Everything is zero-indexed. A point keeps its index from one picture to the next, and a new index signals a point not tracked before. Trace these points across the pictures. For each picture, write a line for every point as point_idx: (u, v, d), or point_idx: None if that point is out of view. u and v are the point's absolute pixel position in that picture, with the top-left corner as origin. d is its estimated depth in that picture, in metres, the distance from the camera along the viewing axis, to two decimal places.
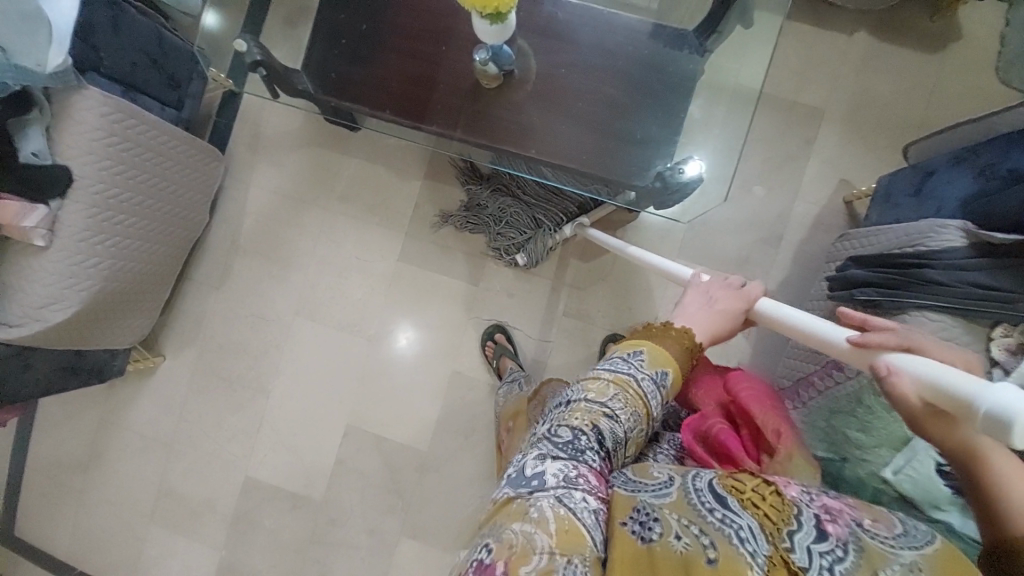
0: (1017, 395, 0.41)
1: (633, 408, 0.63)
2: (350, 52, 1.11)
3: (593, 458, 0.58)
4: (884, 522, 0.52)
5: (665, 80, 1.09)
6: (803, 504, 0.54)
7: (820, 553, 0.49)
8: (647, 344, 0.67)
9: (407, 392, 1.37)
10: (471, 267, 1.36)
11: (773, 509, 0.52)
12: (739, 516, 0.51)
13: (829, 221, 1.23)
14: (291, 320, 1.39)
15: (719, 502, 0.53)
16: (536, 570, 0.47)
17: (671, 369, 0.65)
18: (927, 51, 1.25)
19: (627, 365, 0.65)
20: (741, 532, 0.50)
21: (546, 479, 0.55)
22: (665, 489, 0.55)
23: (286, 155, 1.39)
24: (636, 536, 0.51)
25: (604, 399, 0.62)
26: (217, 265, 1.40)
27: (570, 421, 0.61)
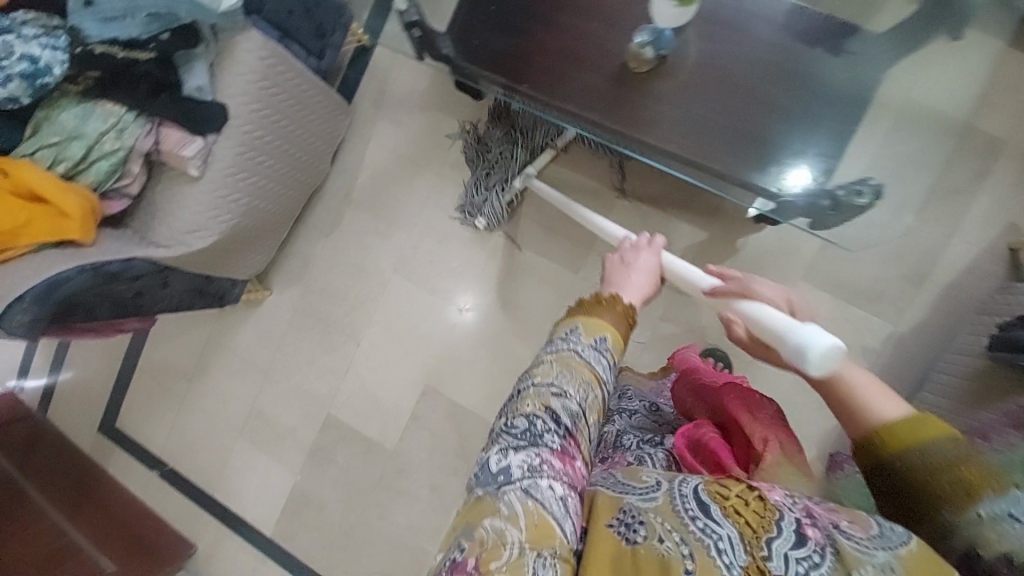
0: (818, 333, 0.64)
1: (580, 381, 0.64)
2: (496, 20, 1.09)
3: (552, 440, 0.59)
4: (860, 522, 0.53)
5: (828, 88, 0.99)
6: (786, 510, 0.54)
7: (797, 559, 0.50)
8: (577, 318, 0.70)
9: (488, 365, 1.39)
10: (572, 255, 1.34)
11: (755, 516, 0.53)
12: (719, 525, 0.52)
13: (985, 269, 1.10)
14: (389, 277, 1.44)
15: (703, 511, 0.53)
16: (506, 564, 0.50)
17: (608, 330, 0.69)
18: None
19: (566, 342, 0.67)
20: (719, 543, 0.51)
21: (511, 472, 0.57)
22: (653, 493, 0.56)
23: (407, 115, 1.40)
24: (620, 537, 0.53)
25: (551, 381, 0.63)
26: (329, 213, 1.46)
27: (523, 410, 0.61)
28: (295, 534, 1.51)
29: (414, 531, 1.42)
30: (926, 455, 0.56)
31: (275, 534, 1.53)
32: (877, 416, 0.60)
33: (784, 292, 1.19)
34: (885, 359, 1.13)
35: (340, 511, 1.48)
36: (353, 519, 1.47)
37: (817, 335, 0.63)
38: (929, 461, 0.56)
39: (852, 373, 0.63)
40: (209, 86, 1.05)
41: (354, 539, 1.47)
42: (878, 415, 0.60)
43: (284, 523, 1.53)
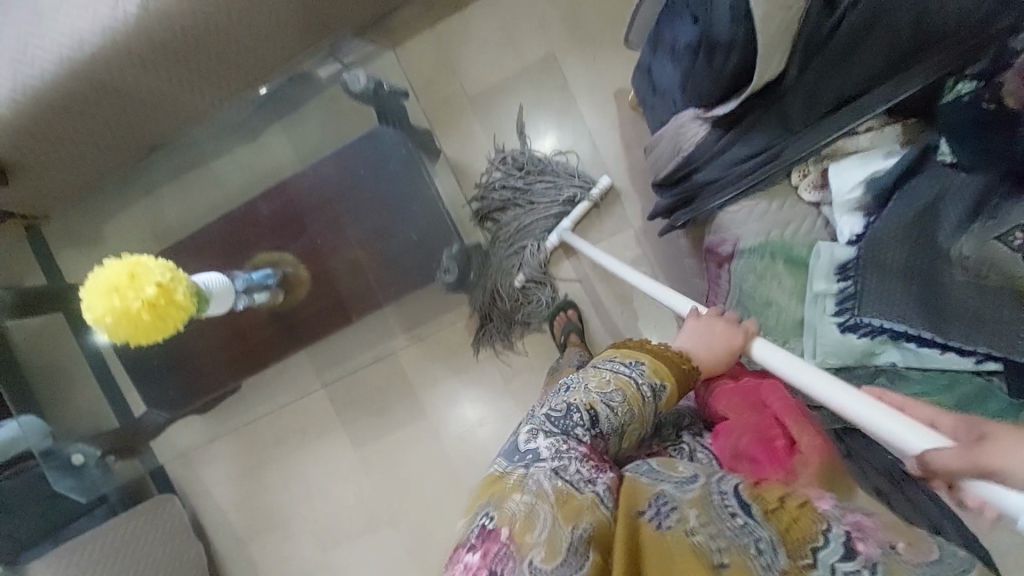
0: None
1: (627, 399, 0.60)
2: (163, 364, 1.14)
3: (583, 434, 0.57)
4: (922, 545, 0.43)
5: (401, 180, 1.07)
6: (838, 516, 0.46)
7: (851, 574, 0.42)
8: (648, 356, 0.65)
9: (452, 538, 1.38)
10: (411, 406, 1.36)
11: (802, 518, 0.46)
12: (759, 523, 0.47)
13: (632, 140, 1.21)
14: (324, 560, 1.44)
15: (743, 505, 0.48)
16: (542, 538, 0.46)
17: (669, 380, 0.64)
18: None
19: (627, 366, 0.63)
20: (760, 544, 0.45)
21: (541, 452, 0.55)
22: (690, 483, 0.51)
23: (212, 446, 1.43)
24: (649, 522, 0.46)
25: (602, 387, 0.61)
26: (240, 564, 1.46)
27: (570, 399, 0.60)
28: None
29: None
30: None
31: None
32: None
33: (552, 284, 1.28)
34: (652, 253, 1.22)
35: None
36: None
37: None
38: None
39: None
40: None
41: None
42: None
43: None
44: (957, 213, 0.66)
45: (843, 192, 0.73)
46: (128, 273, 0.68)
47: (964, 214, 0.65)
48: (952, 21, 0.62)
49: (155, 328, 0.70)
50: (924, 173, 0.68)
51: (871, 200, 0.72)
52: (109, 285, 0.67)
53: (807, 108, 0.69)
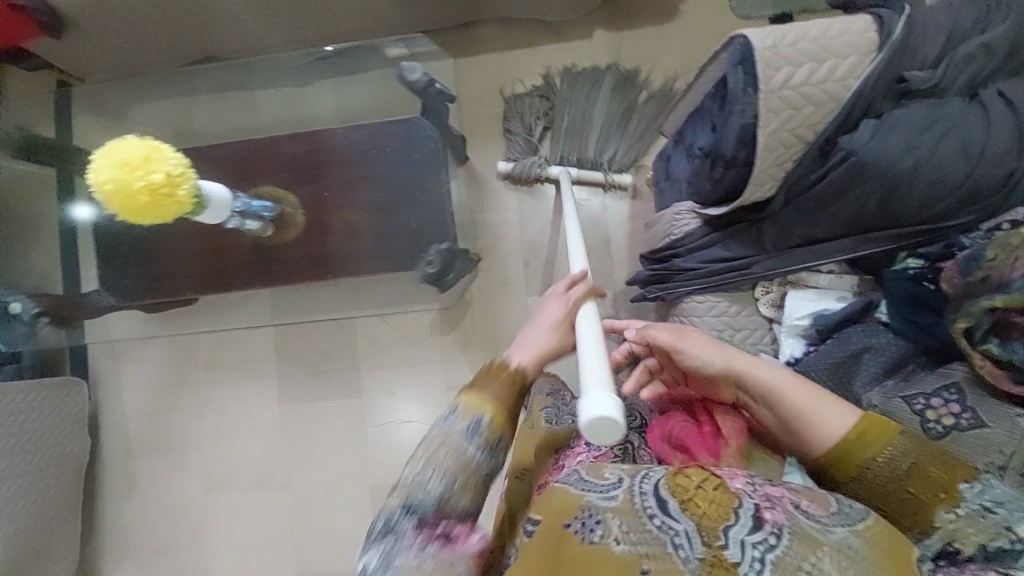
0: (604, 401, 0.52)
1: (443, 471, 0.63)
2: (137, 253, 1.16)
3: (408, 523, 0.61)
4: (820, 502, 0.56)
5: (426, 166, 1.14)
6: (746, 495, 0.55)
7: (754, 544, 0.51)
8: (461, 395, 0.68)
9: (338, 521, 1.36)
10: (348, 380, 1.37)
11: (712, 506, 0.54)
12: (678, 521, 0.53)
13: (637, 213, 1.31)
14: (205, 500, 1.40)
15: (661, 507, 0.54)
16: None
17: (489, 410, 0.67)
18: (657, 24, 1.32)
19: (443, 426, 0.66)
20: (677, 539, 0.52)
21: (368, 568, 0.59)
22: (613, 492, 0.56)
23: (143, 348, 1.40)
24: (575, 535, 0.54)
25: (416, 472, 0.64)
26: (120, 475, 1.42)
27: (387, 504, 0.63)
28: None
29: None
30: (881, 468, 0.59)
31: None
32: (830, 441, 0.61)
33: (522, 314, 1.33)
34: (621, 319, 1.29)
35: None
36: None
37: (596, 404, 0.52)
38: (897, 469, 0.58)
39: (781, 389, 0.65)
40: None
41: None
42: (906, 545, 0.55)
43: None
44: (876, 368, 0.72)
45: (793, 316, 0.81)
46: (143, 155, 0.72)
47: (881, 370, 0.72)
48: (917, 202, 0.66)
49: (141, 212, 0.73)
50: (861, 325, 0.76)
51: (814, 332, 0.79)
52: (119, 159, 0.71)
53: (780, 237, 0.76)
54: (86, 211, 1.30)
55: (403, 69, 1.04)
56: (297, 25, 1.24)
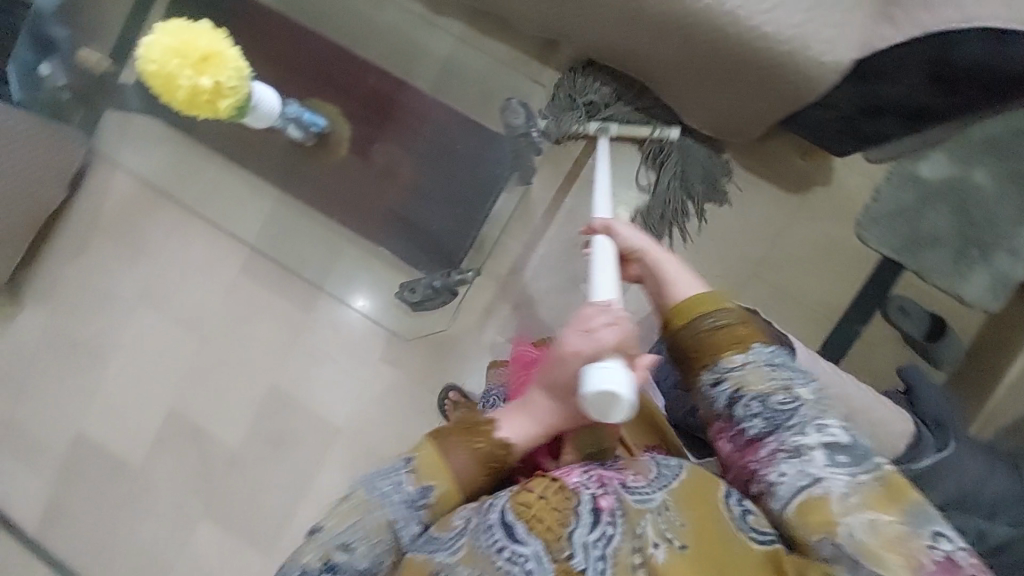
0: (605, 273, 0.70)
1: (372, 533, 0.59)
2: None
3: None
4: (642, 472, 0.61)
5: None
6: (583, 491, 0.59)
7: (593, 542, 0.56)
8: (417, 450, 0.62)
9: (230, 395, 1.43)
10: (305, 295, 1.37)
11: (555, 516, 0.57)
12: (525, 545, 0.56)
13: None
14: (136, 305, 1.46)
15: (506, 534, 0.57)
16: None
17: (442, 481, 0.61)
18: (785, 187, 1.20)
19: (378, 493, 0.61)
20: (528, 564, 0.55)
21: None
22: (458, 543, 0.58)
23: (151, 144, 1.38)
24: None
25: (340, 533, 0.59)
26: (77, 236, 1.46)
27: (303, 561, 0.59)
28: (47, 547, 1.48)
29: (152, 551, 1.43)
30: (704, 327, 0.64)
31: (24, 544, 1.49)
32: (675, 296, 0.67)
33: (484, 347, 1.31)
34: None
35: (83, 528, 1.47)
36: (100, 537, 1.46)
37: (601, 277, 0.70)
38: (713, 326, 0.64)
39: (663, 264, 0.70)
40: None
41: (104, 552, 1.45)
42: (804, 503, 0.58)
43: (37, 537, 1.49)
44: None
45: None
46: (204, 55, 0.69)
47: None
48: None
49: (171, 101, 0.71)
50: None
51: None
52: (179, 45, 0.68)
53: None
54: None
55: (508, 108, 1.16)
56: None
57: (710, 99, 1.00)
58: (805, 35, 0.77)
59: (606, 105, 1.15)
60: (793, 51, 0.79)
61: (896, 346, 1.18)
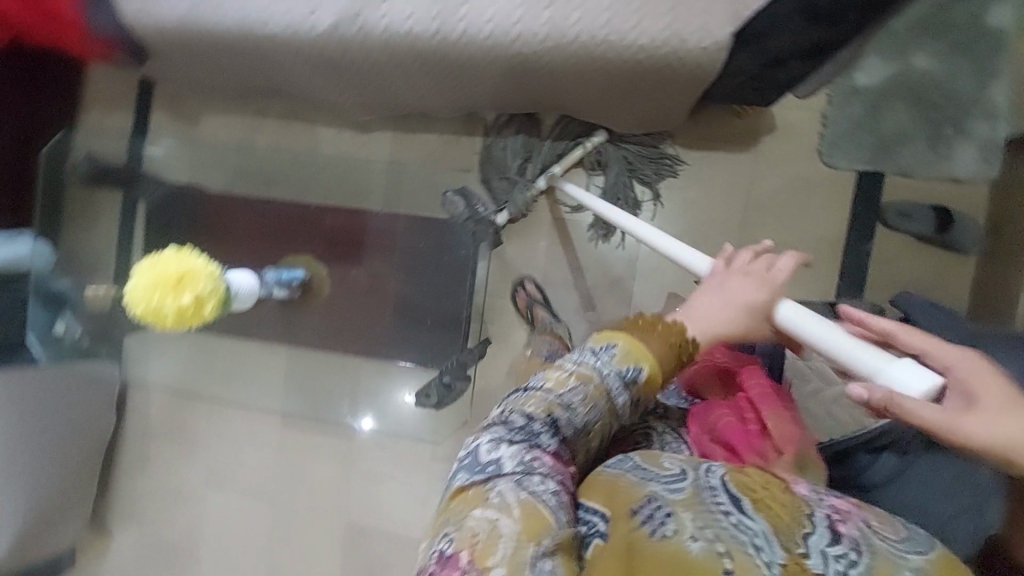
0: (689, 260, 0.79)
1: (588, 397, 0.61)
2: None
3: (548, 443, 0.59)
4: (889, 525, 0.54)
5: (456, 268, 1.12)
6: (816, 505, 0.54)
7: (835, 557, 0.49)
8: (623, 337, 0.63)
9: (314, 543, 1.47)
10: (346, 424, 1.42)
11: (788, 510, 0.52)
12: (753, 520, 0.51)
13: None
14: (205, 491, 1.54)
15: (734, 503, 0.52)
16: (501, 560, 0.50)
17: (647, 362, 0.62)
18: (737, 150, 1.21)
19: (591, 358, 0.63)
20: (756, 540, 0.49)
21: (504, 465, 0.57)
22: (678, 484, 0.54)
23: (171, 346, 1.50)
24: (646, 527, 0.50)
25: (559, 389, 0.61)
26: (137, 450, 1.57)
27: (523, 408, 0.60)
28: None
29: None
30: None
31: None
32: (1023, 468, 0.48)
33: None
34: None
35: None
36: None
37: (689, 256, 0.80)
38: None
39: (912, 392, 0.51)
40: None
41: None
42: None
43: None
44: None
45: None
46: (179, 276, 0.75)
47: None
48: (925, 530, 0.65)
49: (159, 323, 0.77)
50: None
51: None
52: (157, 275, 0.75)
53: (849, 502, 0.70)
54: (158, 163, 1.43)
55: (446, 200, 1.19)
56: (362, 103, 1.19)
57: (632, 106, 1.03)
58: (677, 31, 0.81)
59: (541, 163, 1.21)
60: (675, 49, 0.83)
61: (912, 252, 1.15)
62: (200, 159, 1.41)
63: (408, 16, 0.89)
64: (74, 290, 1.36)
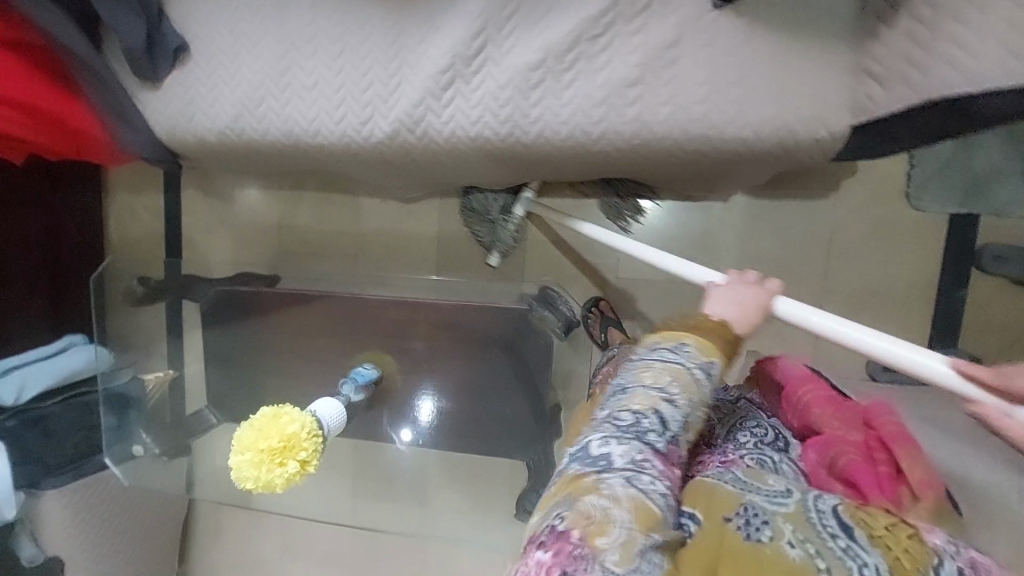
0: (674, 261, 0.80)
1: (690, 396, 0.61)
2: (250, 370, 1.27)
3: (656, 439, 0.58)
4: None
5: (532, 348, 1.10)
6: (946, 556, 0.52)
7: None
8: (691, 334, 0.65)
9: None
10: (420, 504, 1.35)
11: (907, 553, 0.51)
12: (868, 553, 0.51)
13: None
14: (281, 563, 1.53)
15: (846, 529, 0.52)
16: (615, 541, 0.50)
17: (720, 357, 0.64)
18: (818, 198, 1.13)
19: (674, 353, 0.64)
20: (865, 570, 0.49)
21: (613, 460, 0.56)
22: (781, 500, 0.56)
23: None
24: (739, 532, 0.53)
25: (661, 384, 0.61)
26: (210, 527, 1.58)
27: (631, 405, 0.60)
28: None
29: None
30: None
31: None
32: None
33: None
34: None
35: None
36: None
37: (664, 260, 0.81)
38: None
39: None
40: (41, 548, 1.14)
41: None
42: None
43: None
44: None
45: None
46: (284, 444, 0.73)
47: None
48: None
49: (258, 491, 0.75)
50: None
51: None
52: (257, 446, 0.73)
53: None
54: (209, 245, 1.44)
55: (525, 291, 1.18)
56: (415, 186, 1.13)
57: (720, 182, 0.95)
58: (786, 121, 0.73)
59: (505, 206, 1.11)
60: (782, 141, 0.75)
61: (1009, 294, 1.08)
62: (252, 240, 1.42)
63: (476, 119, 0.82)
64: (133, 386, 1.21)
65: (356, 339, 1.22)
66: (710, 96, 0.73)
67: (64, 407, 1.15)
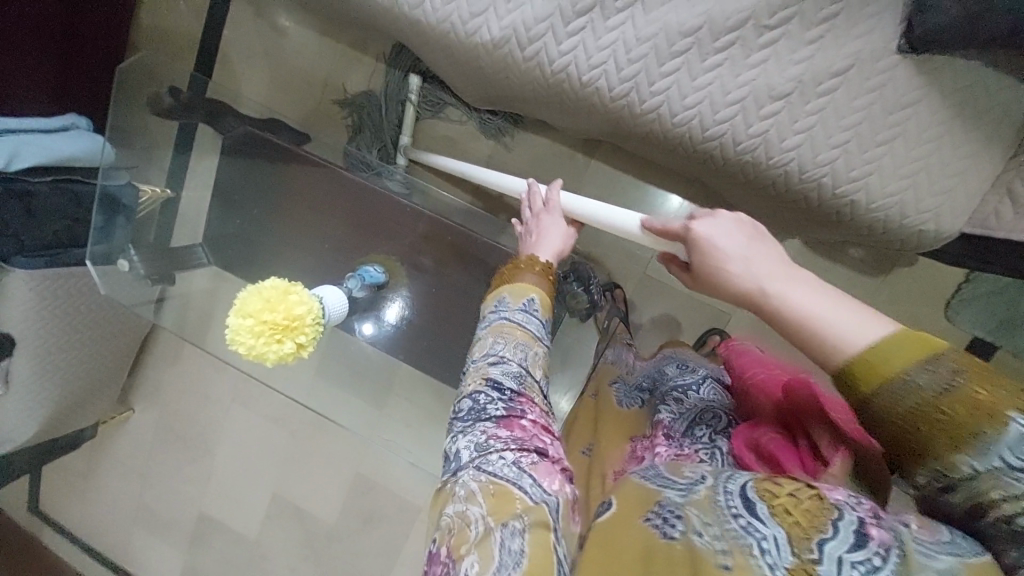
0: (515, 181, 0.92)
1: (514, 345, 0.58)
2: (255, 220, 1.20)
3: (494, 409, 0.53)
4: (926, 526, 0.40)
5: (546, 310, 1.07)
6: (846, 508, 0.41)
7: (853, 563, 0.38)
8: (505, 286, 0.66)
9: (324, 481, 1.54)
10: None
11: (806, 514, 0.40)
12: (765, 522, 0.41)
13: None
14: (228, 404, 1.58)
15: (749, 507, 0.42)
16: (476, 544, 0.44)
17: (537, 291, 0.65)
18: (866, 273, 1.11)
19: (496, 313, 0.63)
20: (763, 543, 0.39)
21: (462, 457, 0.51)
22: (694, 485, 0.45)
23: None
24: (655, 531, 0.43)
25: (486, 352, 0.58)
26: (168, 346, 1.59)
27: (466, 391, 0.56)
28: None
29: None
30: (909, 387, 0.40)
31: None
32: (837, 350, 0.42)
33: None
34: None
35: None
36: None
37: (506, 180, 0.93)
38: None
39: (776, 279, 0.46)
40: None
41: None
42: (839, 344, 0.42)
43: None
44: None
45: None
46: (287, 322, 0.71)
47: None
48: None
49: (252, 356, 0.72)
50: None
51: None
52: (256, 312, 0.70)
53: None
54: (242, 71, 1.31)
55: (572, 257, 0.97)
56: (486, 101, 1.05)
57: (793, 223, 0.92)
58: (905, 200, 0.71)
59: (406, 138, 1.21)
60: (889, 218, 0.73)
61: None
62: (289, 85, 1.30)
63: (597, 64, 0.73)
64: (126, 192, 1.14)
65: (371, 232, 1.14)
66: (846, 145, 0.69)
67: (51, 189, 1.09)
